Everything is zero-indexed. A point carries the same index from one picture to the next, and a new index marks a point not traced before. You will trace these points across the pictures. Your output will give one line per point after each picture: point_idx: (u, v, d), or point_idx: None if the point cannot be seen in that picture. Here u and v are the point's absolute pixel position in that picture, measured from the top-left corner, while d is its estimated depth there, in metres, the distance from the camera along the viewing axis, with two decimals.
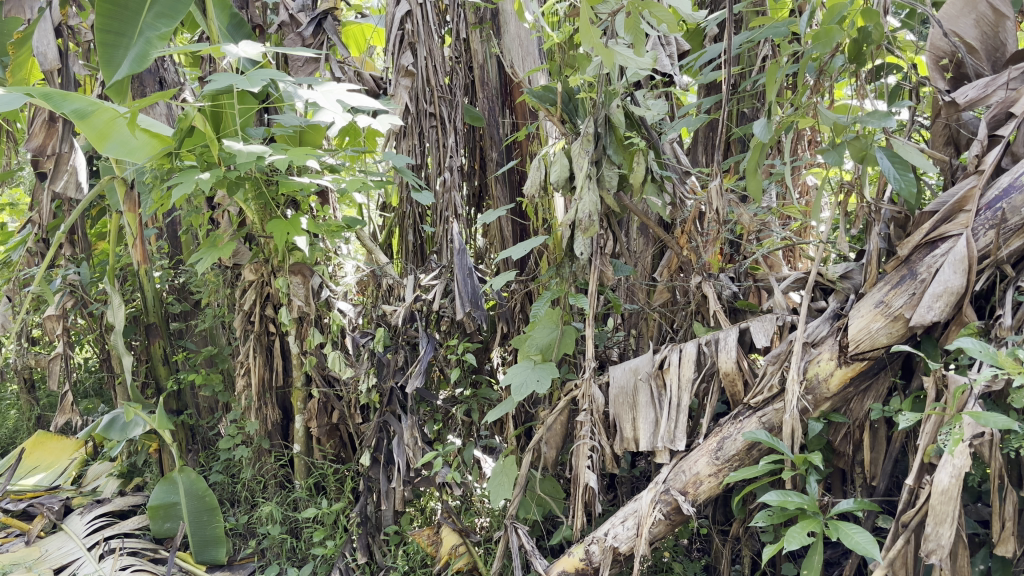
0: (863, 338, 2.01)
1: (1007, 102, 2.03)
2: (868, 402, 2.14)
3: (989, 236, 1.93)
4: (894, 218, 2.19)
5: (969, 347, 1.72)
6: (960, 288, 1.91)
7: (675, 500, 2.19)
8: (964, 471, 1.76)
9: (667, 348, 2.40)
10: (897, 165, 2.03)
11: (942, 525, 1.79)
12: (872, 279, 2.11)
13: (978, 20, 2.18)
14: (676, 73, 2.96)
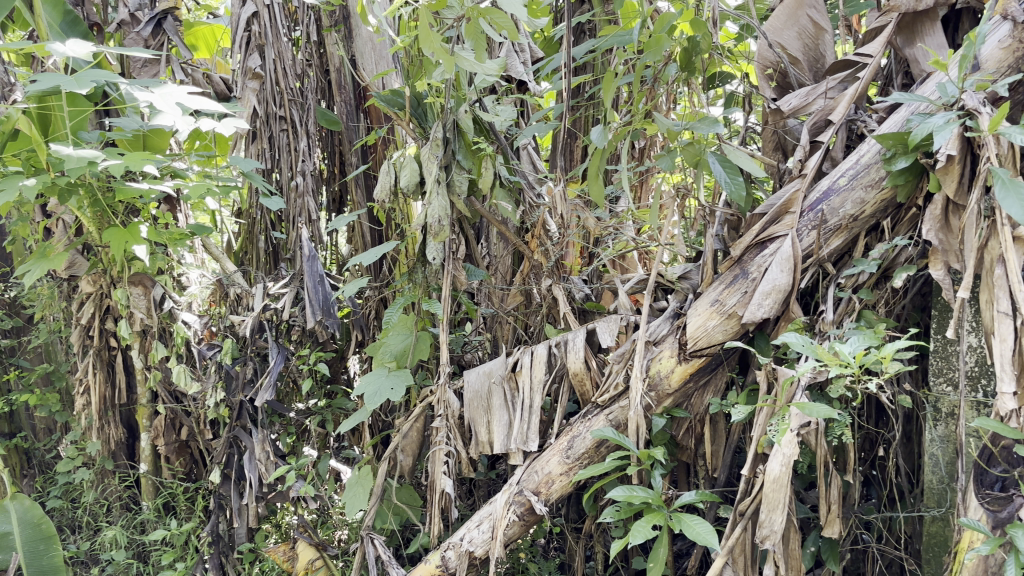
0: (700, 336, 2.10)
1: (827, 110, 2.19)
2: (707, 396, 2.24)
3: (812, 236, 2.06)
4: (727, 221, 2.32)
5: (793, 342, 1.83)
6: (786, 286, 2.02)
7: (528, 500, 2.21)
8: (793, 459, 1.86)
9: (519, 350, 2.44)
10: (727, 169, 2.14)
11: (774, 511, 1.88)
12: (708, 279, 2.20)
13: (800, 33, 2.34)
14: (529, 80, 3.09)
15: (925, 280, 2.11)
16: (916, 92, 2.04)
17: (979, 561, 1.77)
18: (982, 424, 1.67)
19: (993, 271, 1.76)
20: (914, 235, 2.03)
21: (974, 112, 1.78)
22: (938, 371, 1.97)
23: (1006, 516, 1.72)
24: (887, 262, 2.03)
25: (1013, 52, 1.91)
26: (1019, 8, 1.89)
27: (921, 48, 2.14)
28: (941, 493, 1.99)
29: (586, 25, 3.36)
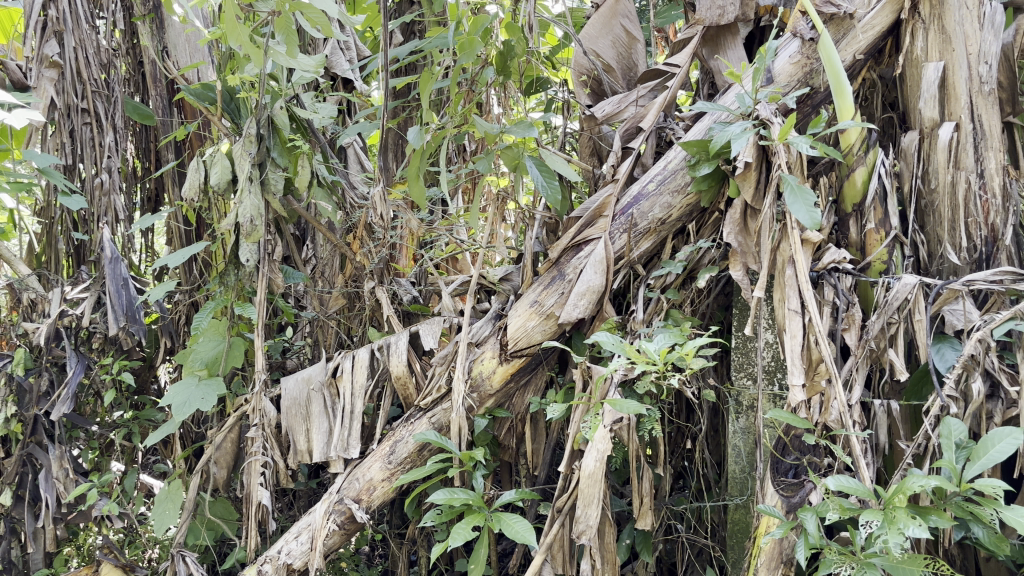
0: (521, 337, 2.13)
1: (637, 118, 2.29)
2: (528, 396, 2.27)
3: (624, 239, 2.13)
4: (545, 224, 2.40)
5: (604, 341, 1.88)
6: (600, 287, 2.09)
7: (349, 508, 2.16)
8: (607, 454, 1.92)
9: (339, 355, 2.38)
10: (544, 173, 2.18)
11: (590, 506, 1.93)
12: (528, 280, 2.23)
13: (614, 42, 2.42)
14: (355, 78, 3.04)
15: (727, 281, 2.25)
16: (718, 101, 2.15)
17: (776, 544, 1.89)
18: (775, 416, 1.78)
19: (784, 271, 1.88)
20: (717, 237, 2.15)
21: (767, 122, 1.90)
22: (740, 366, 2.09)
23: (797, 501, 1.87)
24: (692, 263, 2.14)
25: (802, 67, 2.06)
26: (806, 27, 2.05)
27: (724, 59, 2.26)
28: (744, 481, 2.09)
29: (416, 26, 3.34)
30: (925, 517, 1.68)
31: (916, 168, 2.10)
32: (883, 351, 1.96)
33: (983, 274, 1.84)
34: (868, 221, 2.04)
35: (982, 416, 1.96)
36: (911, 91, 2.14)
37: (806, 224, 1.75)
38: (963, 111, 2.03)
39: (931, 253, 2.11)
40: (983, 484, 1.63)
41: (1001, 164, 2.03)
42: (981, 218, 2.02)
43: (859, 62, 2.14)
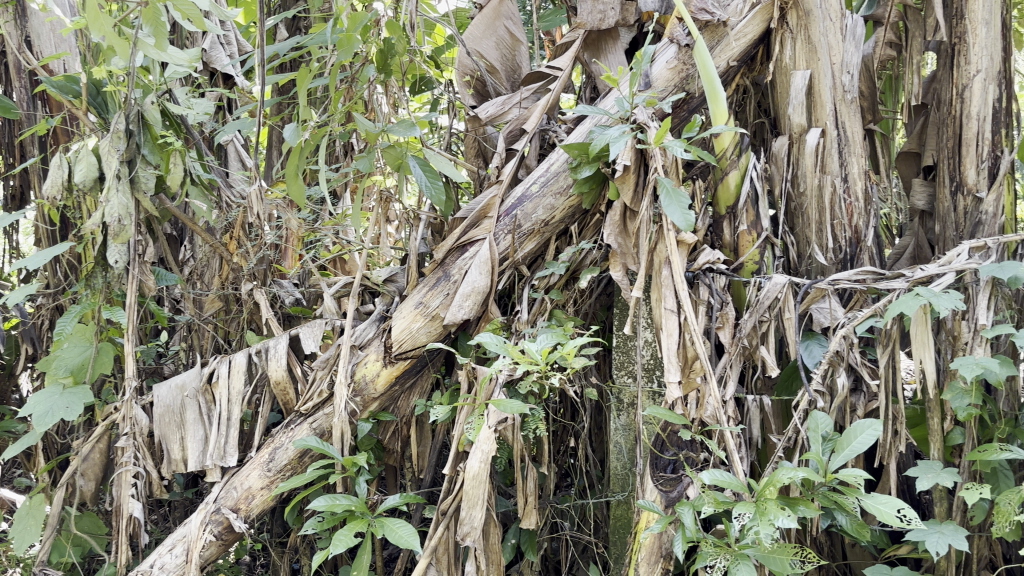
0: (405, 338, 2.10)
1: (520, 120, 2.30)
2: (414, 398, 2.25)
3: (508, 240, 2.13)
4: (430, 225, 2.38)
5: (488, 342, 1.88)
6: (485, 288, 2.09)
7: (226, 518, 2.07)
8: (491, 455, 1.92)
9: (215, 360, 2.30)
10: (428, 173, 2.16)
11: (474, 507, 1.93)
12: (413, 281, 2.20)
13: (498, 43, 2.43)
14: (235, 74, 2.95)
15: (607, 281, 2.29)
16: (598, 105, 2.18)
17: (655, 538, 1.94)
18: (653, 413, 1.81)
19: (661, 272, 1.93)
20: (598, 239, 2.18)
21: (644, 126, 1.95)
22: (620, 364, 2.12)
23: (676, 495, 1.94)
24: (574, 264, 2.17)
25: (679, 73, 2.12)
26: (682, 33, 2.10)
27: (605, 63, 2.30)
28: (625, 477, 2.13)
29: (301, 22, 3.27)
30: (794, 508, 1.75)
31: (786, 172, 2.18)
32: (755, 348, 2.04)
33: (847, 273, 1.94)
34: (742, 222, 2.10)
35: (846, 409, 2.06)
36: (781, 97, 2.21)
37: (681, 225, 1.80)
38: (828, 117, 2.14)
39: (800, 254, 2.20)
40: (846, 473, 1.72)
41: (862, 169, 2.17)
42: (845, 220, 2.14)
43: (733, 68, 2.21)
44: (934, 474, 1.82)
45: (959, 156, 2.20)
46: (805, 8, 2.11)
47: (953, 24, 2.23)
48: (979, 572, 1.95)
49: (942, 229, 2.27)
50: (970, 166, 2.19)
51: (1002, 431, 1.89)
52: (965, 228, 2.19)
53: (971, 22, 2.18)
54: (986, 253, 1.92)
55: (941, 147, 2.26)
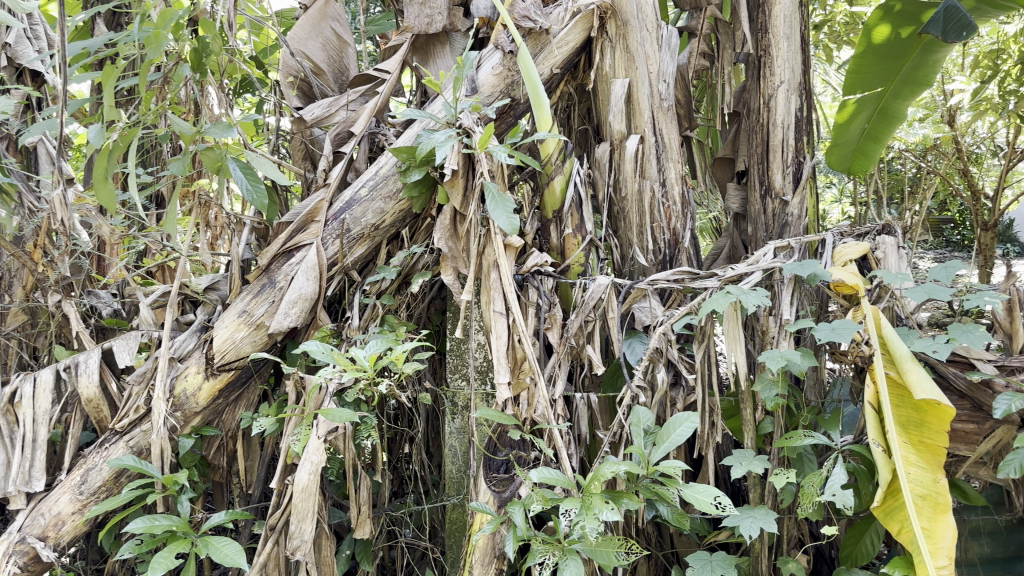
0: (229, 349, 2.02)
1: (348, 122, 2.25)
2: (240, 411, 2.18)
3: (337, 244, 2.09)
4: (254, 230, 2.33)
5: (313, 350, 1.81)
6: (312, 294, 2.04)
7: (33, 548, 1.91)
8: (321, 466, 1.88)
9: (18, 379, 2.13)
10: (248, 176, 2.09)
11: (304, 520, 1.88)
12: (236, 289, 2.12)
13: (325, 44, 2.40)
14: (44, 71, 2.75)
15: (440, 286, 2.31)
16: (426, 109, 2.18)
17: (488, 539, 1.96)
18: (483, 415, 1.83)
19: (489, 275, 1.94)
20: (429, 243, 2.21)
21: (470, 131, 1.95)
22: (454, 368, 2.12)
23: (508, 495, 1.97)
24: (405, 269, 2.16)
25: (504, 79, 2.14)
26: (507, 40, 2.12)
27: (433, 67, 2.31)
28: (460, 480, 2.13)
29: (121, 18, 3.10)
30: (618, 501, 1.81)
31: (608, 177, 2.26)
32: (582, 348, 2.09)
33: (665, 274, 2.02)
34: (567, 226, 2.17)
35: (667, 404, 2.15)
36: (603, 105, 2.29)
37: (506, 229, 1.82)
38: (646, 125, 2.22)
39: (623, 256, 2.29)
40: (666, 465, 1.79)
41: (678, 174, 2.28)
42: (664, 223, 2.24)
43: (556, 75, 2.25)
44: (747, 462, 1.92)
45: (767, 162, 2.35)
46: (622, 18, 2.19)
47: (758, 37, 2.38)
48: (789, 551, 2.09)
49: (753, 231, 2.41)
50: (777, 171, 2.33)
51: (805, 418, 2.03)
52: (774, 229, 2.34)
53: (774, 36, 2.33)
54: (790, 252, 2.07)
55: (751, 153, 2.41)
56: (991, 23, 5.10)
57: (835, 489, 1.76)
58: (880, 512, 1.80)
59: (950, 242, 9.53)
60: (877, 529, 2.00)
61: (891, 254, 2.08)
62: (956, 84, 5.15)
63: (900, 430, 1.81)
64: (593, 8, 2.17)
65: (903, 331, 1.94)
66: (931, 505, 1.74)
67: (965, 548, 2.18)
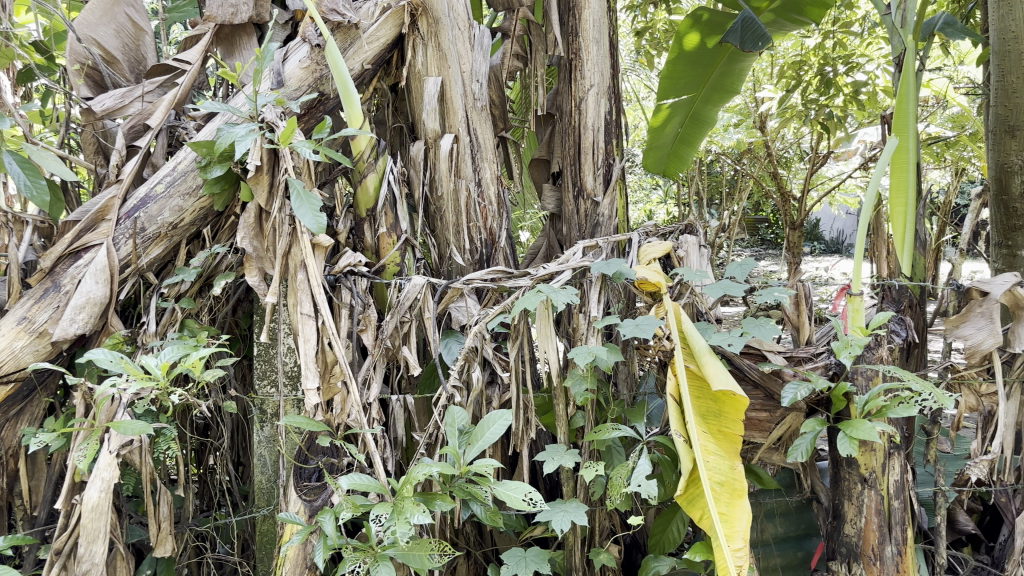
0: (6, 360, 1.81)
1: (143, 115, 2.13)
2: (22, 427, 2.00)
3: (129, 245, 1.96)
4: (38, 230, 2.16)
5: (98, 358, 1.67)
6: (103, 298, 1.90)
7: None
8: (113, 482, 1.76)
9: None
10: (27, 171, 1.90)
11: (94, 542, 1.75)
12: (15, 293, 1.91)
13: (118, 31, 2.24)
14: None
15: (246, 287, 2.25)
16: (228, 102, 2.07)
17: (299, 550, 1.90)
18: (291, 422, 1.75)
19: (296, 276, 1.87)
20: (233, 242, 2.11)
21: (273, 125, 1.87)
22: (262, 374, 2.01)
23: (319, 504, 1.91)
24: (207, 270, 2.08)
25: (312, 72, 2.07)
26: (314, 33, 2.04)
27: (240, 60, 2.21)
28: (270, 491, 2.05)
29: None
30: (430, 504, 1.79)
31: (423, 176, 2.22)
32: (397, 349, 2.04)
33: (481, 273, 2.01)
34: (381, 225, 2.10)
35: (483, 402, 2.15)
36: (416, 103, 2.26)
37: (312, 228, 1.76)
38: (460, 124, 2.22)
39: (440, 255, 2.28)
40: (479, 464, 1.79)
41: (493, 174, 2.30)
42: (480, 222, 2.25)
43: (367, 72, 2.18)
44: (558, 457, 1.94)
45: (579, 164, 2.40)
46: (434, 16, 2.17)
47: (568, 41, 2.42)
48: (601, 542, 2.14)
49: (567, 231, 2.46)
50: (588, 172, 2.39)
51: (614, 412, 2.09)
52: (586, 230, 2.39)
53: (584, 39, 2.38)
54: (598, 251, 2.13)
55: (564, 155, 2.45)
56: (795, 36, 5.47)
57: (640, 480, 1.81)
58: (683, 501, 1.87)
59: (764, 241, 10.20)
60: (682, 516, 2.09)
61: (692, 253, 2.19)
62: (765, 92, 5.48)
63: (699, 420, 1.89)
64: (404, 4, 2.13)
65: (703, 325, 2.03)
66: (729, 491, 1.83)
67: (761, 529, 2.33)
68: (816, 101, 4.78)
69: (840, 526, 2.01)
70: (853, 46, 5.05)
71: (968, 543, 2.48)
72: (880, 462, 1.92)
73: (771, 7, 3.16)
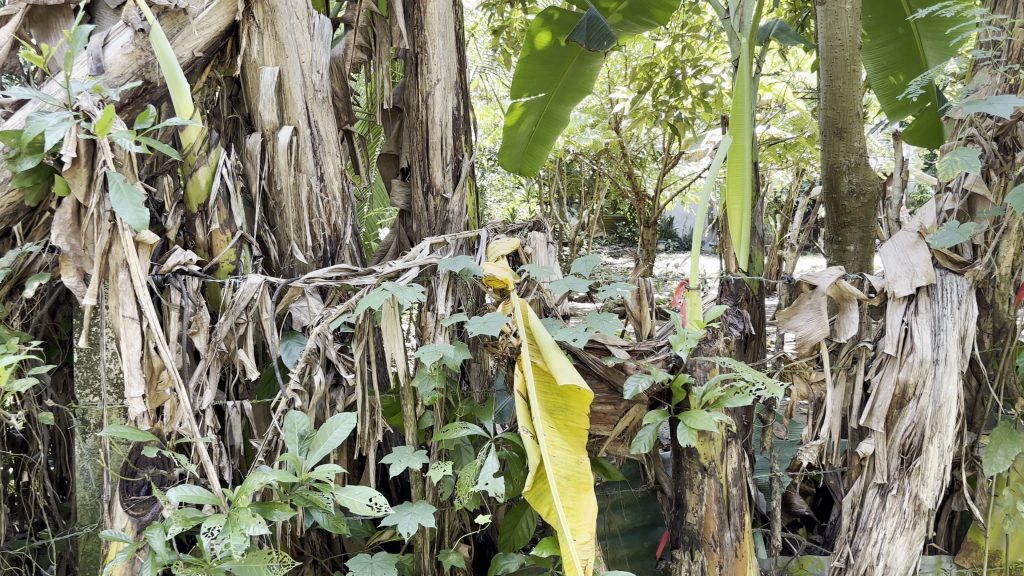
0: None
1: None
2: None
3: None
4: None
5: None
6: None
7: None
8: None
9: None
10: None
11: None
12: None
13: None
14: None
15: (65, 290, 2.11)
16: (40, 89, 1.91)
17: (126, 568, 1.78)
18: (113, 431, 1.63)
19: (117, 276, 1.74)
20: (47, 241, 1.96)
21: (89, 114, 1.72)
22: (83, 382, 1.88)
23: (149, 518, 1.81)
24: (18, 272, 1.93)
25: (136, 59, 1.93)
26: (137, 17, 1.90)
27: (54, 43, 2.05)
28: (94, 508, 1.91)
29: None
30: (268, 513, 1.70)
31: (260, 170, 2.13)
32: (233, 352, 1.95)
33: (323, 271, 1.91)
34: (213, 221, 2.00)
35: (326, 405, 2.08)
36: (252, 93, 2.16)
37: (134, 224, 1.63)
38: (299, 116, 2.15)
39: (281, 253, 2.19)
40: (320, 470, 1.71)
41: (337, 168, 2.23)
42: (323, 219, 2.18)
43: (199, 60, 2.04)
44: (406, 458, 1.89)
45: (427, 159, 2.36)
46: (270, 4, 2.07)
47: (414, 34, 2.37)
48: (451, 543, 2.12)
49: (417, 228, 2.42)
50: (437, 168, 2.36)
51: (462, 410, 2.06)
52: (436, 226, 2.36)
53: (429, 33, 2.34)
54: (445, 248, 2.09)
55: (412, 150, 2.40)
56: (646, 39, 5.60)
57: (487, 478, 1.77)
58: (530, 496, 1.86)
59: (622, 239, 10.49)
60: (531, 512, 2.10)
61: (540, 249, 2.19)
62: (619, 92, 5.59)
63: (546, 415, 1.89)
64: None
65: (549, 321, 2.04)
66: (575, 485, 1.83)
67: (609, 521, 2.38)
68: (667, 103, 4.92)
69: (682, 515, 2.05)
70: (701, 50, 5.23)
71: (803, 525, 2.61)
72: (718, 451, 1.97)
73: (618, 8, 3.21)
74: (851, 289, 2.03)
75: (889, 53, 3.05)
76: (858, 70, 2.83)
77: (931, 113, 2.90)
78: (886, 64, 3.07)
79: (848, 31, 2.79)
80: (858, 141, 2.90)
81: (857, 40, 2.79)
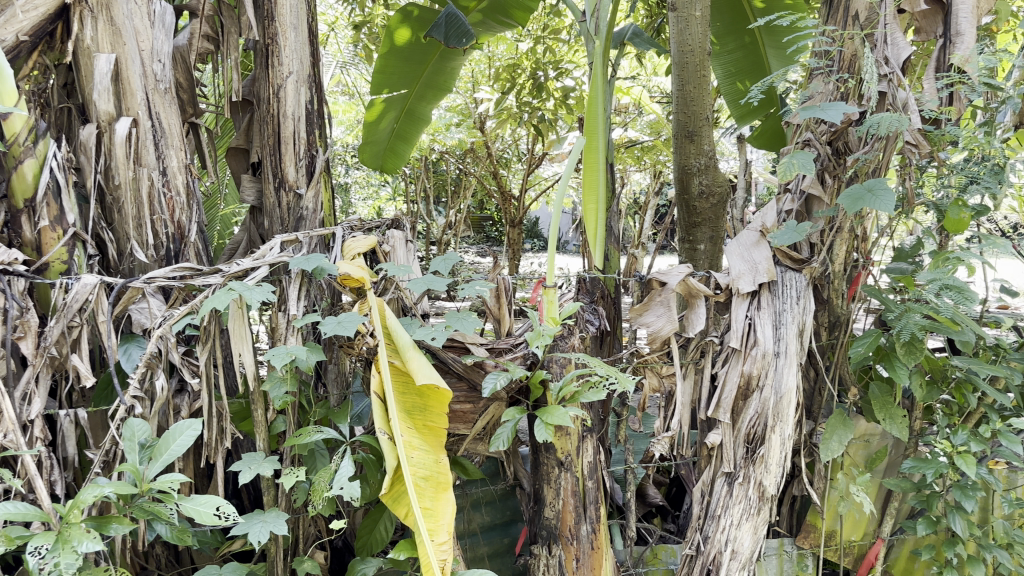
0: None
1: None
2: None
3: None
4: None
5: None
6: None
7: None
8: None
9: None
10: None
11: None
12: None
13: None
14: None
15: None
16: None
17: None
18: None
19: None
20: None
21: None
22: None
23: None
24: None
25: None
26: None
27: None
28: None
29: None
30: (104, 528, 1.60)
31: (95, 164, 2.00)
32: (65, 357, 1.82)
33: (163, 270, 1.81)
34: (42, 218, 1.86)
35: (170, 412, 1.98)
36: (87, 81, 2.03)
37: None
38: (140, 107, 2.03)
39: (119, 252, 2.08)
40: (162, 480, 1.62)
41: (181, 162, 2.14)
42: (165, 215, 2.09)
43: (24, 44, 1.90)
44: (255, 465, 1.82)
45: (279, 154, 2.28)
46: None
47: (264, 25, 2.28)
48: (305, 550, 2.06)
49: (269, 225, 2.34)
50: (289, 163, 2.29)
51: (317, 414, 2.01)
52: (289, 223, 2.29)
53: (280, 24, 2.26)
54: (297, 246, 2.04)
55: (263, 144, 2.32)
56: (507, 40, 5.63)
57: (342, 482, 1.72)
58: (387, 499, 1.81)
59: (489, 237, 10.59)
60: (389, 515, 2.07)
61: (397, 247, 2.17)
62: (483, 92, 5.61)
63: (404, 416, 1.86)
64: None
65: (406, 321, 2.01)
66: (433, 485, 1.81)
67: (468, 519, 2.37)
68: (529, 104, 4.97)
69: (540, 510, 2.07)
70: (562, 52, 5.32)
71: (657, 514, 2.69)
72: (574, 445, 2.00)
73: (478, 8, 3.21)
74: (698, 285, 2.11)
75: (736, 60, 3.18)
76: (707, 75, 2.94)
77: (774, 119, 3.05)
78: (733, 70, 3.20)
79: (698, 38, 2.89)
80: (708, 144, 3.01)
81: (706, 46, 2.90)
